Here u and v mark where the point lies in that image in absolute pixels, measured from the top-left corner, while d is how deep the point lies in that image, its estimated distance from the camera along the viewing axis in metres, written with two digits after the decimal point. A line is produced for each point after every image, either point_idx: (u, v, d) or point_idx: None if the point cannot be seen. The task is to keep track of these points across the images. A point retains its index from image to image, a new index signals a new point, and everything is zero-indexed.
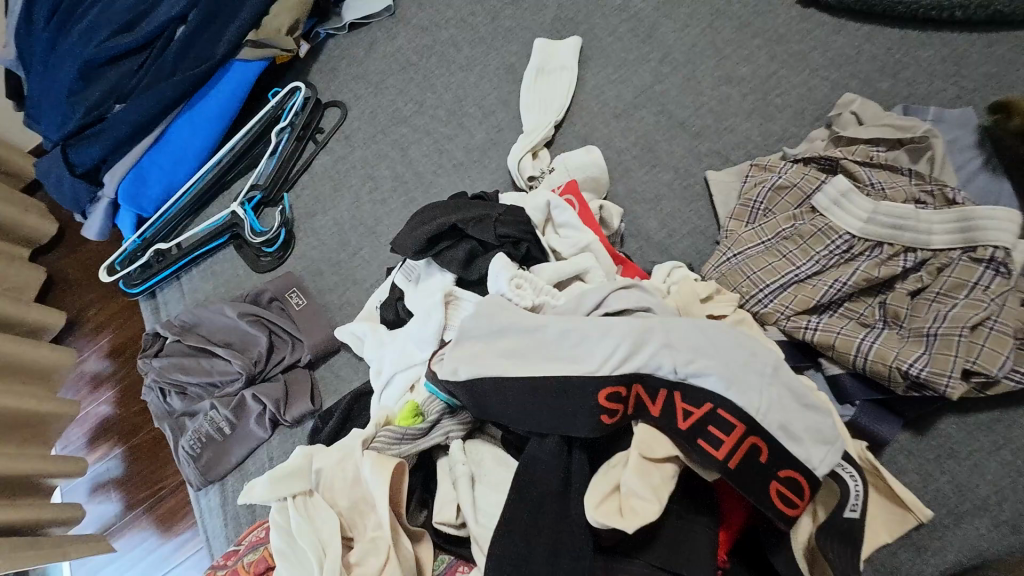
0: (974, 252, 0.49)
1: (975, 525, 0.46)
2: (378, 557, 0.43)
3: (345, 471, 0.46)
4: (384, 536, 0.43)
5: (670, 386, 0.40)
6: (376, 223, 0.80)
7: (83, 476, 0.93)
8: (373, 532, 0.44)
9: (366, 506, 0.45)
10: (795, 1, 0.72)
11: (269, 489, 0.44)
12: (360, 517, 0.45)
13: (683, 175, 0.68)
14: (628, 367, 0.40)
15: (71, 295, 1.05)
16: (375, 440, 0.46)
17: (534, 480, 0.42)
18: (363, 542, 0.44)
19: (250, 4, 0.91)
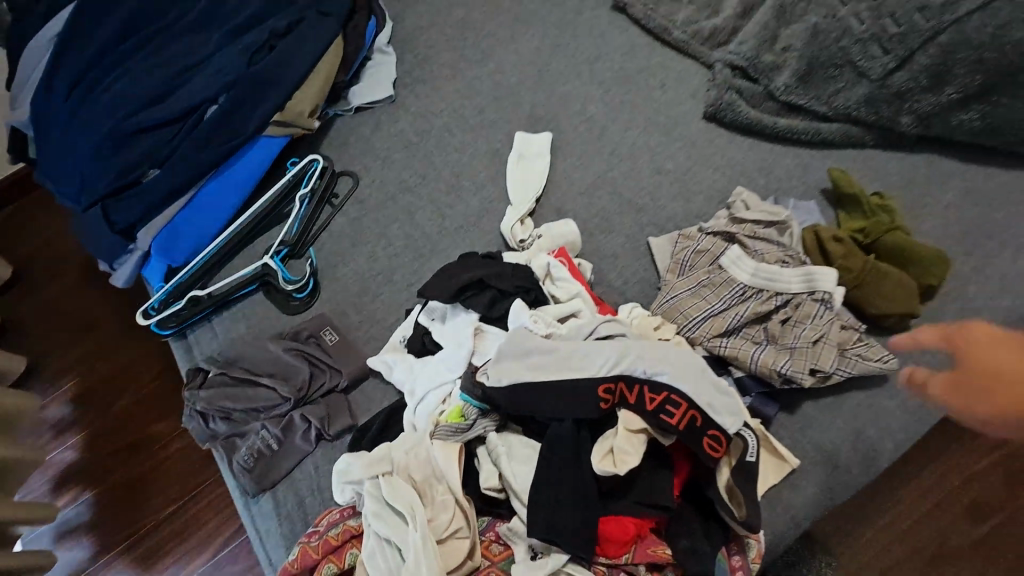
0: (814, 295, 0.76)
1: (827, 469, 0.72)
2: (447, 512, 0.62)
3: (419, 455, 0.65)
4: (452, 497, 0.63)
5: (640, 382, 0.62)
6: (392, 272, 0.99)
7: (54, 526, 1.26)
8: (442, 496, 0.63)
9: (434, 479, 0.64)
10: (702, 117, 1.01)
11: (366, 468, 0.64)
12: (431, 488, 0.64)
13: (632, 239, 0.94)
14: (617, 370, 0.63)
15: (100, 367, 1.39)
16: (438, 432, 0.65)
17: (554, 450, 0.62)
18: (435, 505, 0.62)
19: (276, 91, 1.09)
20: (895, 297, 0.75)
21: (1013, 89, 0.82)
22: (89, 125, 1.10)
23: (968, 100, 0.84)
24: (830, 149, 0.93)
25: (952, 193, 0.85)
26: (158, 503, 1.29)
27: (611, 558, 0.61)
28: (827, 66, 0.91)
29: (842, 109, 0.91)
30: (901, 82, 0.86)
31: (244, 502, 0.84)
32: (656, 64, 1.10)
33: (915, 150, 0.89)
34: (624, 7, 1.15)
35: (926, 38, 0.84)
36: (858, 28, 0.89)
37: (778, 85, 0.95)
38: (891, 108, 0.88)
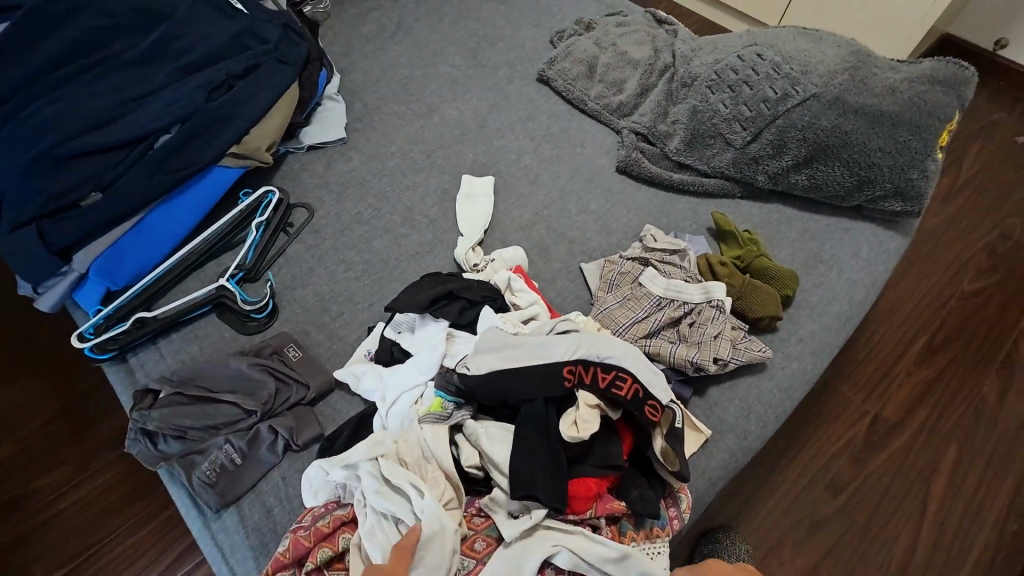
0: (711, 302, 0.97)
1: (731, 438, 0.91)
2: (441, 485, 0.72)
3: (410, 440, 0.75)
4: (442, 473, 0.73)
5: (594, 366, 0.76)
6: (352, 294, 1.06)
7: None
8: (434, 473, 0.73)
9: (424, 460, 0.74)
10: (615, 171, 1.26)
11: (367, 451, 0.73)
12: (423, 468, 0.73)
13: (567, 265, 1.11)
14: (572, 357, 0.77)
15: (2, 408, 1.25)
16: (426, 420, 0.77)
17: (527, 425, 0.74)
18: (429, 481, 0.72)
19: (234, 126, 1.14)
20: (766, 303, 0.99)
21: (827, 160, 1.11)
22: (13, 146, 1.05)
23: (799, 165, 1.14)
24: (710, 198, 1.21)
25: (793, 231, 1.15)
26: (43, 566, 1.12)
27: (578, 514, 0.72)
28: (705, 136, 1.20)
29: (717, 168, 1.20)
30: (755, 151, 1.15)
31: (205, 519, 0.83)
32: (575, 128, 1.33)
33: (769, 200, 1.21)
34: (548, 80, 1.39)
35: (768, 121, 1.13)
36: (724, 110, 1.17)
37: (671, 148, 1.23)
38: (749, 169, 1.17)
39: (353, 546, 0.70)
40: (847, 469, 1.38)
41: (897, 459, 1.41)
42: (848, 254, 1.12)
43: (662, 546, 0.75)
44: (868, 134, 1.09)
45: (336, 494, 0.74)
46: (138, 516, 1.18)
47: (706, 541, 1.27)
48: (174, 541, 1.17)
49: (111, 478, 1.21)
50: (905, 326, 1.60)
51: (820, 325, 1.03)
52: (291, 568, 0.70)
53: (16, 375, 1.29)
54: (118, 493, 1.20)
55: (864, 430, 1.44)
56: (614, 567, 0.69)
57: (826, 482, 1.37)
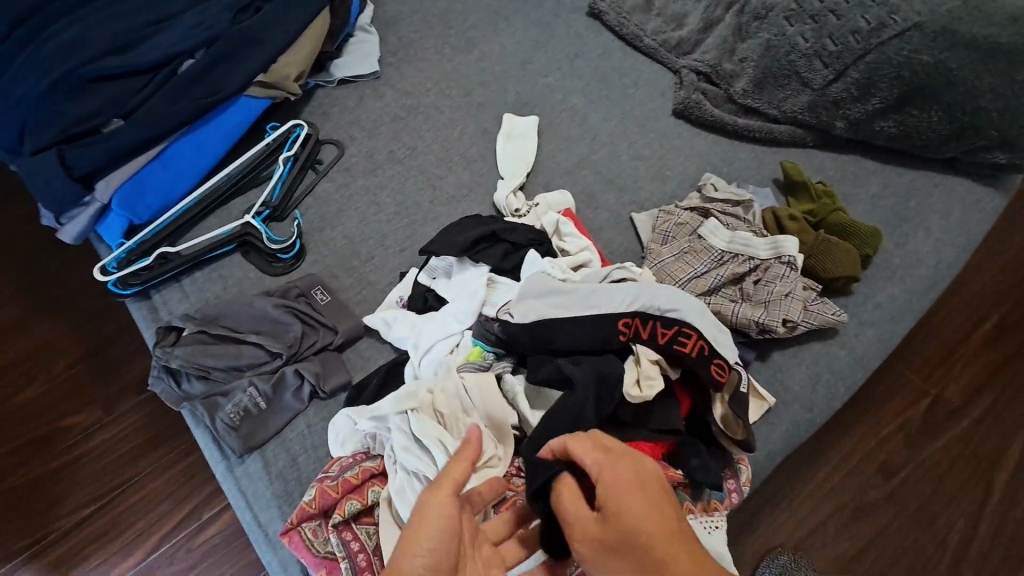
0: (781, 258, 0.87)
1: (795, 407, 0.82)
2: (477, 446, 0.66)
3: (448, 391, 0.69)
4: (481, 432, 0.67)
5: (651, 318, 0.68)
6: (384, 238, 0.99)
7: None
8: (474, 430, 0.67)
9: (463, 415, 0.68)
10: (672, 115, 1.13)
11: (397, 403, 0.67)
12: (461, 422, 0.67)
13: (616, 215, 1.01)
14: (626, 307, 0.69)
15: (30, 345, 1.24)
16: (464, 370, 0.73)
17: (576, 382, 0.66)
18: (465, 439, 0.66)
19: (261, 52, 1.05)
20: (843, 262, 0.88)
21: (923, 104, 0.99)
22: (33, 70, 0.99)
23: (887, 110, 1.01)
24: (779, 146, 1.09)
25: (874, 186, 1.02)
26: (74, 503, 1.13)
27: None
28: (779, 76, 1.07)
29: (790, 112, 1.06)
30: (838, 92, 1.02)
31: (228, 462, 0.79)
32: (628, 67, 1.20)
33: (845, 150, 1.07)
34: (599, 13, 1.24)
35: (856, 57, 1.00)
36: (804, 45, 1.04)
37: (738, 90, 1.09)
38: (827, 115, 1.04)
39: (382, 501, 0.65)
40: (901, 452, 1.28)
41: (961, 444, 1.30)
42: (936, 213, 0.99)
43: (720, 520, 0.67)
44: (979, 70, 0.95)
45: (365, 445, 0.69)
46: (164, 459, 1.17)
47: (742, 519, 1.19)
48: (200, 484, 1.16)
49: (135, 421, 1.20)
50: (981, 302, 1.45)
51: (901, 291, 0.91)
52: (317, 519, 0.66)
53: (43, 315, 1.27)
54: (143, 436, 1.18)
55: (923, 412, 1.32)
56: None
57: (878, 464, 1.27)
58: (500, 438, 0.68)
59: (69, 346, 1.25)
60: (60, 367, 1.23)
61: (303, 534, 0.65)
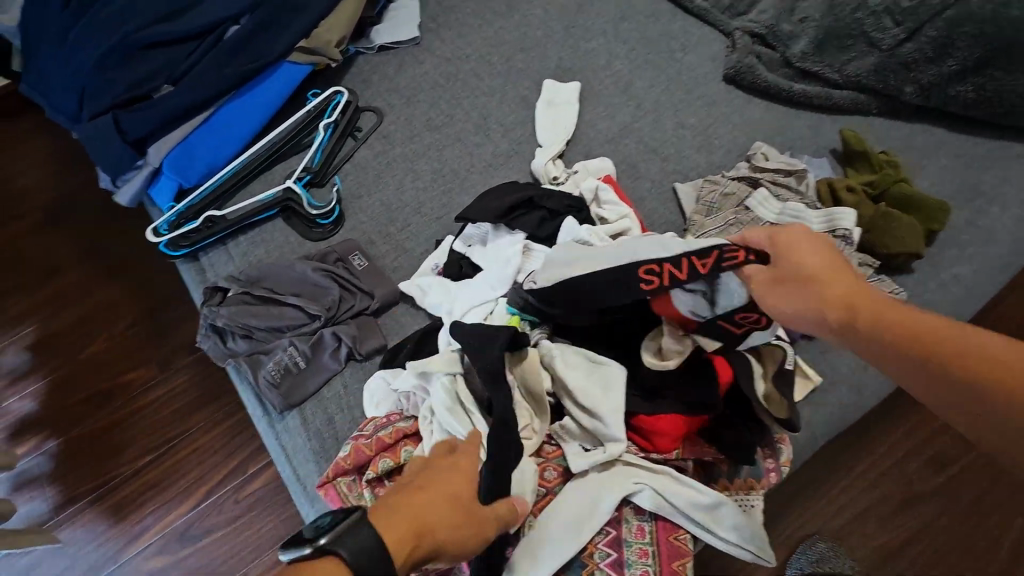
0: (835, 233, 0.82)
1: (842, 389, 0.78)
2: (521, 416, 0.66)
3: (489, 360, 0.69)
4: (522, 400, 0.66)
5: (659, 260, 0.62)
6: (420, 205, 0.99)
7: (10, 474, 1.18)
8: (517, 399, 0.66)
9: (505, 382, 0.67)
10: (722, 81, 1.07)
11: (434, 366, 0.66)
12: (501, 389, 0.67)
13: (658, 185, 0.98)
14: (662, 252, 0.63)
15: (91, 305, 1.32)
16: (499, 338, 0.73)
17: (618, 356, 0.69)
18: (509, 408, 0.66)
19: (303, 17, 1.05)
20: (906, 239, 0.81)
21: (1007, 64, 0.90)
22: (91, 37, 1.03)
23: (966, 73, 0.92)
24: (839, 115, 1.01)
25: (944, 157, 0.94)
26: (132, 451, 1.21)
27: (664, 454, 0.65)
28: (843, 36, 0.99)
29: (852, 76, 0.99)
30: (909, 53, 0.94)
31: (271, 418, 0.82)
32: (676, 30, 1.14)
33: (915, 119, 0.99)
34: None
35: (934, 13, 0.92)
36: (873, 1, 0.96)
37: (796, 52, 1.02)
38: (896, 79, 0.96)
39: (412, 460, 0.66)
40: (959, 444, 1.20)
41: None
42: (1016, 186, 0.91)
43: (756, 499, 0.67)
44: None
45: (398, 407, 0.71)
46: (212, 415, 1.24)
47: (778, 503, 1.16)
48: (245, 440, 1.22)
49: (186, 379, 1.26)
50: None
51: (970, 270, 0.84)
52: (352, 475, 0.68)
53: (104, 277, 1.34)
54: (193, 394, 1.25)
55: None
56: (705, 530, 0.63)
57: (931, 455, 1.19)
58: (535, 408, 0.67)
59: (128, 307, 1.32)
60: (118, 326, 1.31)
61: (338, 488, 0.67)
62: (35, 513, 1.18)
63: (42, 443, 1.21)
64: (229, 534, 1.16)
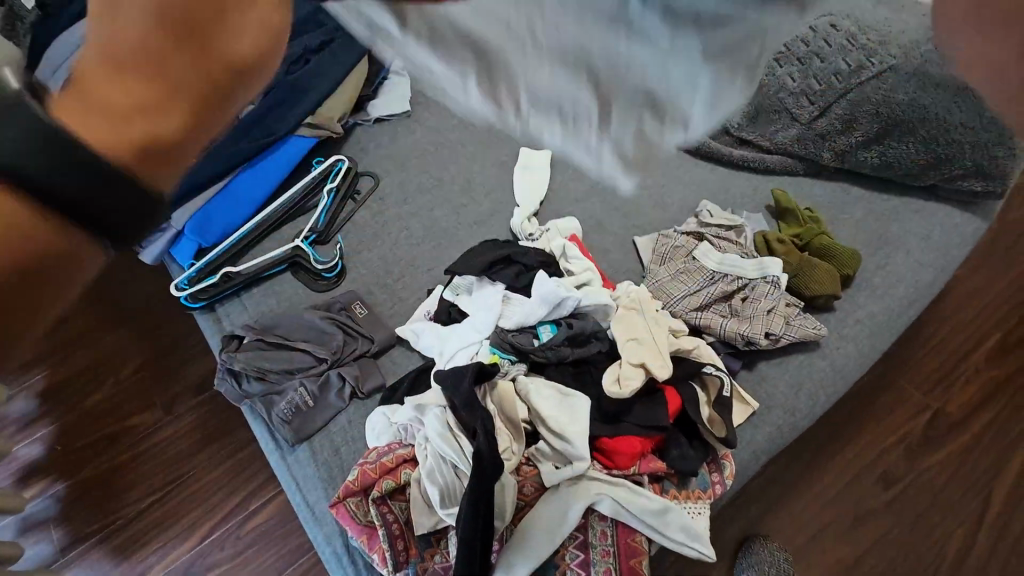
0: (766, 278, 0.97)
1: (778, 413, 0.91)
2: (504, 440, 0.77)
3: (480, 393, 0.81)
4: (503, 427, 0.78)
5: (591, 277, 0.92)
6: (413, 259, 1.13)
7: (19, 518, 1.24)
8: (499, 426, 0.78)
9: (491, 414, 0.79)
10: None
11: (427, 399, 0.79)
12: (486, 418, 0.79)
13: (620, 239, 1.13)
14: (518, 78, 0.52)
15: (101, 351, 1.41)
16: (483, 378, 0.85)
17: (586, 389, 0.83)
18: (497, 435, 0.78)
19: (310, 98, 1.21)
20: (824, 282, 0.97)
21: (901, 136, 1.08)
22: None
23: (869, 142, 1.11)
24: (772, 176, 1.19)
25: (858, 211, 1.11)
26: (139, 491, 1.28)
27: (622, 469, 0.78)
28: (770, 112, 1.15)
29: (780, 144, 1.17)
30: (823, 126, 1.12)
31: (283, 452, 0.92)
32: None
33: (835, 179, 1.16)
34: None
35: (838, 95, 1.10)
36: (791, 84, 1.11)
37: (733, 123, 1.17)
38: (815, 146, 1.15)
39: (413, 482, 0.78)
40: (901, 462, 1.33)
41: (959, 455, 1.34)
42: (916, 235, 1.08)
43: (702, 507, 0.78)
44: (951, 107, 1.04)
45: (398, 435, 0.82)
46: (217, 454, 1.32)
47: (744, 521, 1.26)
48: (248, 478, 1.31)
49: (193, 421, 1.35)
50: (985, 317, 1.46)
51: (881, 307, 1.00)
52: (359, 495, 0.77)
53: (114, 325, 1.44)
54: (199, 434, 1.34)
55: (924, 423, 1.36)
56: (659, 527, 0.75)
57: (878, 473, 1.32)
58: (514, 434, 0.78)
59: (137, 353, 1.41)
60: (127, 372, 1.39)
61: (347, 507, 0.76)
62: (43, 555, 1.23)
63: (51, 486, 1.28)
64: (232, 569, 1.23)
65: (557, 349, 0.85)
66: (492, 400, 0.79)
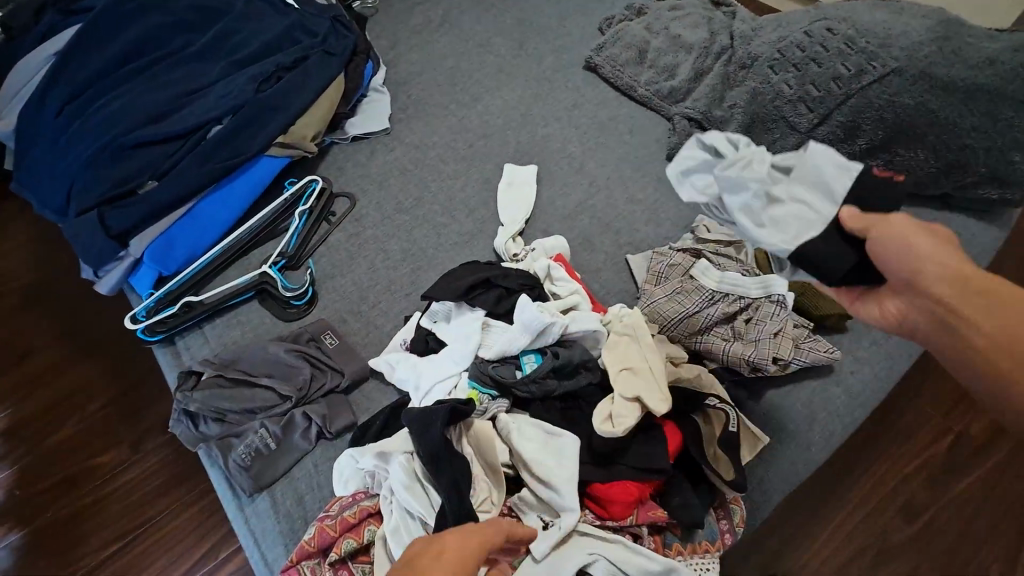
0: (771, 296, 0.89)
1: (792, 446, 0.83)
2: (484, 492, 0.69)
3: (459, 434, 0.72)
4: (484, 477, 0.70)
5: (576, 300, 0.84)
6: (390, 283, 1.05)
7: None
8: (481, 477, 0.70)
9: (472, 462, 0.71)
10: (666, 159, 1.17)
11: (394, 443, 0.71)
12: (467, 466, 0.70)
13: (612, 258, 1.05)
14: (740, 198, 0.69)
15: (61, 389, 1.29)
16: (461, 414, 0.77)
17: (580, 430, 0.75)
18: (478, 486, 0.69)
19: (282, 116, 1.15)
20: (835, 301, 0.90)
21: (909, 142, 1.02)
22: (82, 138, 1.11)
23: (874, 150, 1.05)
24: None
25: None
26: (97, 540, 1.16)
27: (617, 520, 0.69)
28: (766, 121, 1.11)
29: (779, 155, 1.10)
30: (824, 135, 1.06)
31: (239, 500, 0.84)
32: (623, 116, 1.26)
33: None
34: (596, 67, 1.31)
35: (838, 102, 1.04)
36: (788, 91, 1.08)
37: None
38: None
39: (377, 540, 0.68)
40: (926, 492, 1.21)
41: (991, 481, 1.22)
42: None
43: (711, 561, 0.70)
44: (960, 112, 0.98)
45: (365, 484, 0.73)
46: (186, 497, 1.20)
47: (757, 564, 1.14)
48: (217, 525, 1.18)
49: (162, 459, 1.23)
50: None
51: None
52: (316, 558, 0.69)
53: (78, 358, 1.33)
54: (171, 473, 1.22)
55: (947, 448, 1.25)
56: (841, 171, 0.66)
57: (900, 504, 1.21)
58: (494, 482, 0.70)
59: (101, 390, 1.30)
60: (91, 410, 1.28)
61: (303, 572, 0.68)
62: None
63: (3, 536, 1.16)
64: None
65: (542, 383, 0.76)
66: (469, 442, 0.71)
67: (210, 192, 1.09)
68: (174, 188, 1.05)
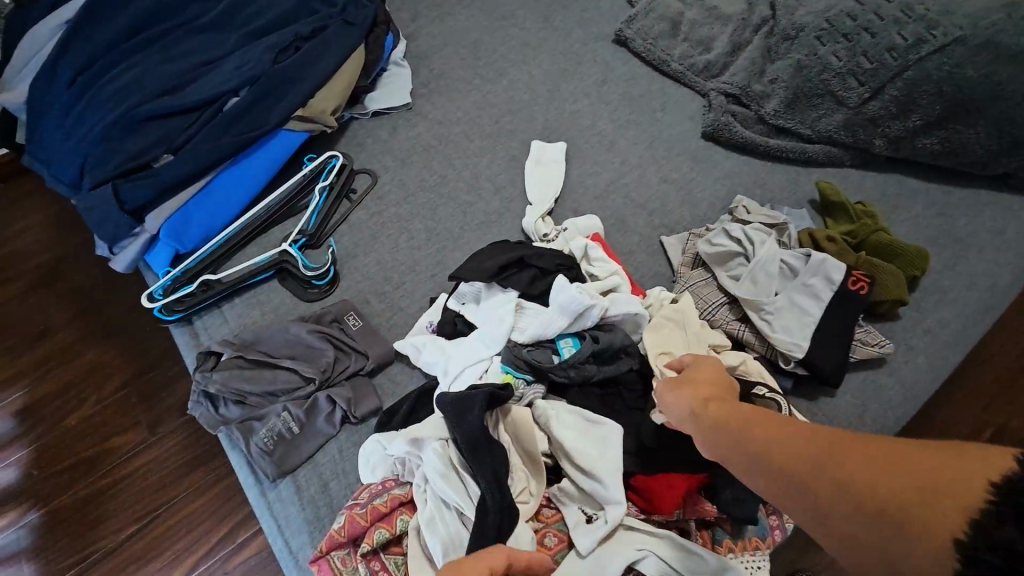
0: (820, 280, 0.84)
1: None
2: (523, 482, 0.66)
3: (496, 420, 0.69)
4: (524, 465, 0.67)
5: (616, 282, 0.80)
6: (414, 264, 1.01)
7: None
8: (519, 465, 0.67)
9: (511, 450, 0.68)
10: (701, 137, 1.12)
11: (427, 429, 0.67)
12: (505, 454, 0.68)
13: (647, 239, 1.00)
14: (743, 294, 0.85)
15: (77, 369, 1.27)
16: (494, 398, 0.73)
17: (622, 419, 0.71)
18: (517, 476, 0.66)
19: (301, 88, 1.10)
20: (889, 285, 0.86)
21: (968, 118, 0.97)
22: (95, 110, 1.07)
23: (929, 126, 0.99)
24: (814, 166, 1.06)
25: (916, 206, 0.99)
26: (115, 522, 1.14)
27: (665, 515, 0.65)
28: (811, 96, 1.04)
29: (824, 132, 1.04)
30: (874, 109, 1.00)
31: (262, 486, 0.81)
32: (656, 91, 1.20)
33: (885, 170, 1.04)
34: (626, 40, 1.25)
35: (893, 74, 0.98)
36: (836, 63, 1.02)
37: (769, 110, 1.07)
38: (864, 132, 1.02)
39: (410, 531, 0.65)
40: None
41: None
42: (987, 231, 0.96)
43: (762, 559, 0.67)
44: None
45: (395, 471, 0.69)
46: (203, 480, 1.18)
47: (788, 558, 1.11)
48: (235, 508, 1.16)
49: (179, 441, 1.21)
50: None
51: (954, 314, 0.88)
52: (346, 548, 0.66)
53: (93, 338, 1.30)
54: (188, 455, 1.20)
55: (988, 443, 1.19)
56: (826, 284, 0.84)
57: None
58: (533, 472, 0.67)
59: (116, 371, 1.27)
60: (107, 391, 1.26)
61: (332, 562, 0.65)
62: None
63: (21, 516, 1.14)
64: None
65: (581, 367, 0.73)
66: (506, 430, 0.68)
67: (228, 166, 1.05)
68: (189, 162, 1.01)
